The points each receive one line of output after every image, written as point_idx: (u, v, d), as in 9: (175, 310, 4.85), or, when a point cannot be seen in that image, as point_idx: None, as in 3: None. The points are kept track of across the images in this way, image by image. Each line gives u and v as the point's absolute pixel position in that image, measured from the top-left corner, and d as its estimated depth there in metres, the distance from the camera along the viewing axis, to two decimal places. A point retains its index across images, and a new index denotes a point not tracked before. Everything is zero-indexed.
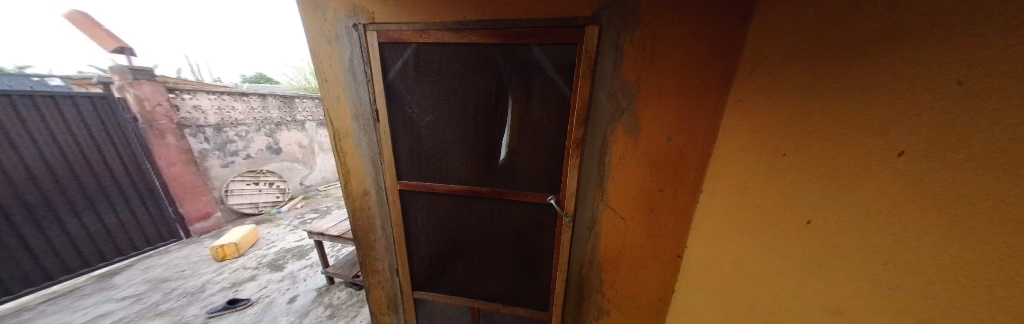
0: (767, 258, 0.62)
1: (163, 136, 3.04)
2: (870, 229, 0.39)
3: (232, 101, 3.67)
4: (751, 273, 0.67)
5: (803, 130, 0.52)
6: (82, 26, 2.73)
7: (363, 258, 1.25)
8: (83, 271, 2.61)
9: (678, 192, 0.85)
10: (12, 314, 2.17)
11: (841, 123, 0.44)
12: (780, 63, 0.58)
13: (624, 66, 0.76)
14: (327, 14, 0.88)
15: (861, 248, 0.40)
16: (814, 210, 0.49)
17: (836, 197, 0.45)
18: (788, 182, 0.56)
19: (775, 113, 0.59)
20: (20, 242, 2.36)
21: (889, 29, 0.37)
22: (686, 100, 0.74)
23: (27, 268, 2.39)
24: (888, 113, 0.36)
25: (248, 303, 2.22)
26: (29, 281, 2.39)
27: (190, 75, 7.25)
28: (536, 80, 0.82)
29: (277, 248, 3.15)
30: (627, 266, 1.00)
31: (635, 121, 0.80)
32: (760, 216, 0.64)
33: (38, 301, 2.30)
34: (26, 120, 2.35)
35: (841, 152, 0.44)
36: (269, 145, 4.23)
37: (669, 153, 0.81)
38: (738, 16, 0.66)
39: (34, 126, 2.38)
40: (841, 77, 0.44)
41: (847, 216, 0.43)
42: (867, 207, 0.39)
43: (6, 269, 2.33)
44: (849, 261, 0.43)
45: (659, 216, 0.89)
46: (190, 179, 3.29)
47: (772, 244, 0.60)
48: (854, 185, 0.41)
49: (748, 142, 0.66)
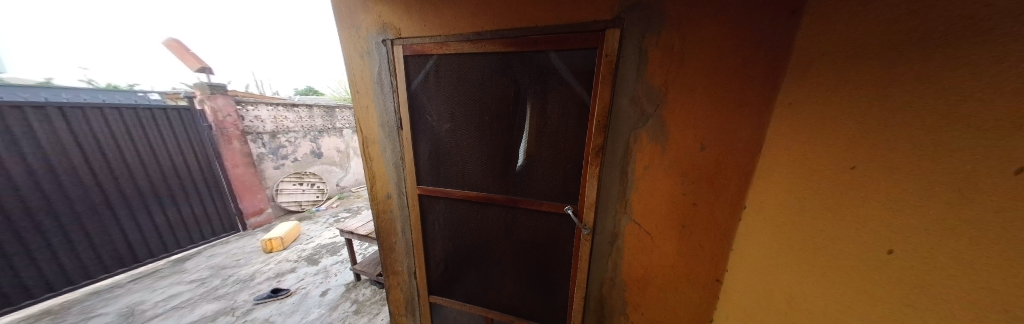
0: (833, 292, 0.51)
1: (230, 141, 3.58)
2: (968, 269, 0.31)
3: (285, 111, 4.22)
4: (812, 309, 0.56)
5: (875, 140, 0.43)
6: (176, 51, 3.35)
7: (385, 259, 1.30)
8: (163, 256, 3.10)
9: (714, 207, 0.75)
10: (108, 289, 2.61)
11: (924, 131, 0.36)
12: (843, 62, 0.49)
13: (649, 69, 0.71)
14: (360, 32, 0.96)
15: (956, 291, 0.32)
16: (893, 236, 0.40)
17: (921, 224, 0.36)
18: (858, 202, 0.46)
19: (836, 121, 0.50)
20: (119, 231, 2.78)
21: (980, 19, 0.30)
22: (721, 105, 0.66)
23: (123, 252, 2.83)
24: (986, 120, 0.29)
25: (288, 293, 2.45)
26: (123, 262, 2.84)
27: (257, 89, 8.62)
28: (553, 87, 0.81)
29: (314, 243, 3.48)
30: (655, 287, 0.91)
31: (661, 127, 0.74)
32: (823, 240, 0.54)
33: (128, 280, 2.76)
34: (131, 128, 2.86)
35: (926, 168, 0.36)
36: (312, 150, 4.75)
37: (702, 164, 0.73)
38: (786, 10, 0.58)
39: (137, 133, 2.90)
40: (922, 79, 0.37)
41: (941, 246, 0.34)
42: (965, 240, 0.31)
43: (108, 254, 2.74)
44: (938, 305, 0.34)
45: (692, 233, 0.80)
46: (249, 179, 3.82)
47: (837, 275, 0.51)
48: (945, 210, 0.33)
49: (806, 153, 0.57)
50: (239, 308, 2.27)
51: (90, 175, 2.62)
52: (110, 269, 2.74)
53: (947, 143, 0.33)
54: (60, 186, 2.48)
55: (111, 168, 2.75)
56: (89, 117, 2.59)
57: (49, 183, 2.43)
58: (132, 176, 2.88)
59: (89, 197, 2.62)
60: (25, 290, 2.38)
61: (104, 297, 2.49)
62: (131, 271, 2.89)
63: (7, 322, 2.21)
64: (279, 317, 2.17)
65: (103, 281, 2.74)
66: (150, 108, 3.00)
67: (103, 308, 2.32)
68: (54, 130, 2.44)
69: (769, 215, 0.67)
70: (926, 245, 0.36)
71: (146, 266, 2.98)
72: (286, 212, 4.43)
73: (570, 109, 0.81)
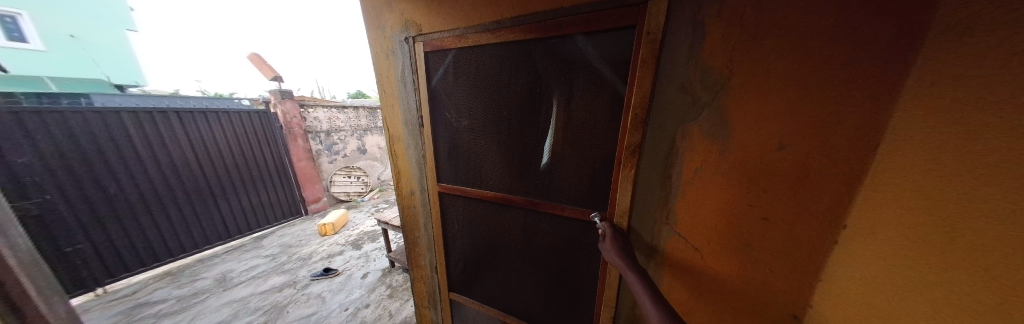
0: None
1: (296, 139, 4.24)
2: None
3: (337, 113, 4.87)
4: None
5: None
6: (257, 63, 4.04)
7: (410, 252, 1.36)
8: (248, 233, 3.85)
9: (798, 226, 0.56)
10: (210, 258, 3.32)
11: None
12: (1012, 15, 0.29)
13: (707, 49, 0.56)
14: (386, 31, 0.98)
15: None
16: None
17: None
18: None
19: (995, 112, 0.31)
20: (218, 211, 3.52)
21: None
22: (817, 87, 0.46)
23: (221, 228, 3.57)
24: None
25: (336, 273, 2.79)
26: (222, 236, 3.59)
27: (319, 94, 10.15)
28: (580, 79, 0.71)
29: (359, 230, 3.91)
30: (701, 313, 0.75)
31: (720, 120, 0.59)
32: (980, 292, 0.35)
33: (225, 251, 3.49)
34: (224, 128, 3.56)
35: None
36: (357, 146, 5.38)
37: (778, 169, 0.54)
38: None
39: (228, 132, 3.60)
40: None
41: None
42: None
43: (212, 229, 3.49)
44: None
45: (760, 256, 0.63)
46: (310, 172, 4.50)
47: None
48: None
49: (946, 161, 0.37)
50: (299, 282, 2.67)
51: (198, 165, 3.36)
52: (210, 242, 3.47)
53: None
54: (177, 172, 3.22)
55: (212, 161, 3.48)
56: (196, 119, 3.32)
57: (171, 171, 3.17)
58: (226, 167, 3.60)
59: (195, 182, 3.35)
60: (153, 255, 3.06)
61: (208, 263, 3.19)
62: (227, 243, 3.64)
63: (145, 279, 2.95)
64: (329, 293, 2.48)
65: (209, 250, 3.50)
66: (238, 111, 3.69)
67: (207, 272, 2.97)
68: (173, 131, 3.16)
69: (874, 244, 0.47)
70: None
71: (236, 240, 3.73)
72: (337, 201, 5.10)
73: (602, 103, 0.70)
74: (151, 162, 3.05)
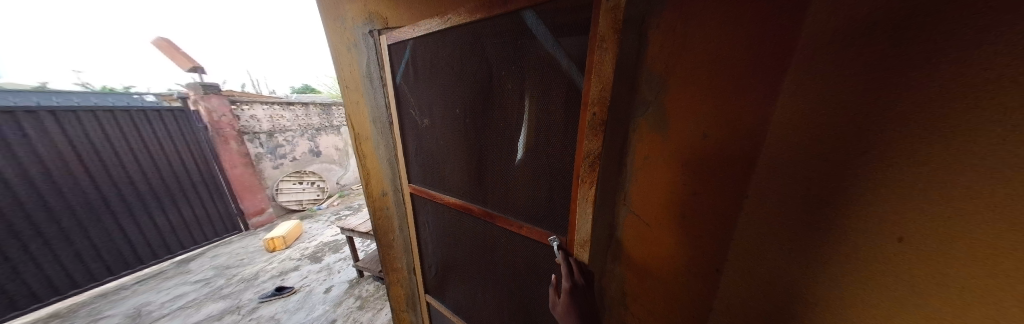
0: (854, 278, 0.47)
1: (227, 142, 3.68)
2: None
3: (281, 110, 4.27)
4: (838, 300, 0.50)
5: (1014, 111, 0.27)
6: (166, 50, 3.27)
7: (385, 255, 1.32)
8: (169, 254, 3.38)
9: (712, 202, 0.62)
10: (117, 291, 2.71)
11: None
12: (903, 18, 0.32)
13: (648, 54, 0.64)
14: (345, 23, 0.94)
15: None
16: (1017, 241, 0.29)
17: None
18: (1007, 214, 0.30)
19: (883, 104, 0.37)
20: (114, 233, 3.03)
21: None
22: (718, 78, 0.52)
23: (128, 251, 3.12)
24: None
25: (292, 291, 2.48)
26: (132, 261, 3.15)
27: (253, 89, 8.71)
28: (535, 77, 0.64)
29: (317, 241, 3.49)
30: (652, 286, 0.82)
31: (661, 114, 0.65)
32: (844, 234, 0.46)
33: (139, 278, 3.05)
34: (122, 131, 3.07)
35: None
36: (310, 148, 4.82)
37: (700, 152, 0.60)
38: None
39: (128, 135, 3.09)
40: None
41: None
42: None
43: (113, 253, 3.04)
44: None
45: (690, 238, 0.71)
46: (248, 179, 3.94)
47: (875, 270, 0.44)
48: None
49: (846, 137, 0.41)
50: (245, 307, 2.32)
51: (85, 179, 2.89)
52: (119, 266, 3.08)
53: None
54: (59, 189, 2.78)
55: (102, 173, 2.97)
56: (81, 122, 2.83)
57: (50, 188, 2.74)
58: (124, 180, 3.10)
59: (86, 199, 2.90)
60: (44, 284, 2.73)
61: (113, 298, 2.60)
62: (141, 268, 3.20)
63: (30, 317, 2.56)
64: (285, 314, 2.22)
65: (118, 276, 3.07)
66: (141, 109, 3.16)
67: (112, 310, 2.41)
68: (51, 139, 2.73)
69: (772, 217, 0.55)
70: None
71: (154, 264, 3.29)
72: (287, 211, 4.48)
73: (555, 109, 0.62)
74: (23, 177, 2.65)
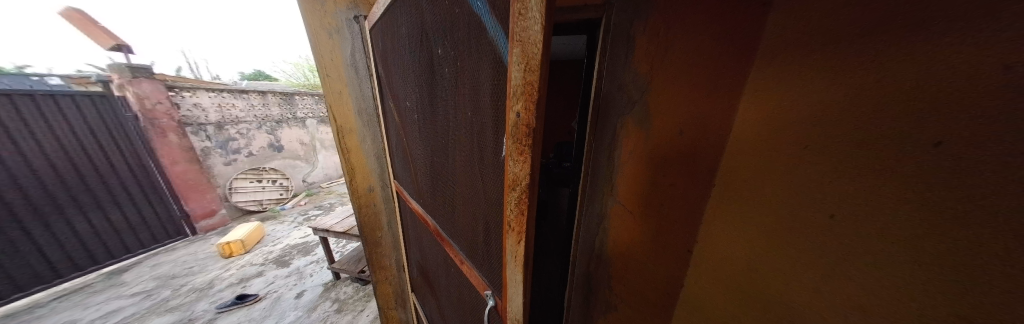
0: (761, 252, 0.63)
1: (164, 133, 3.60)
2: (927, 232, 0.37)
3: (232, 99, 4.24)
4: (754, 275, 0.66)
5: (1001, 103, 0.28)
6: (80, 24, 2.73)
7: (371, 254, 1.25)
8: (107, 261, 3.32)
9: (683, 190, 0.77)
10: (28, 311, 2.38)
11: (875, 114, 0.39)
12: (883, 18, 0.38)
13: (637, 58, 0.78)
14: (325, 6, 0.85)
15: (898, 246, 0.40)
16: (847, 209, 0.45)
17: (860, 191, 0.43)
18: (968, 204, 0.33)
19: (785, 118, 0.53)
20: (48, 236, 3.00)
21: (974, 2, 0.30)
22: (694, 91, 0.69)
23: (61, 255, 3.06)
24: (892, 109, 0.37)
25: (257, 298, 2.27)
26: (70, 266, 3.12)
27: (191, 73, 7.64)
28: (468, 58, 0.50)
29: (283, 244, 3.19)
30: (631, 264, 0.95)
31: (646, 113, 0.78)
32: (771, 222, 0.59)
33: (62, 292, 2.91)
34: (53, 129, 3.02)
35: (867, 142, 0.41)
36: (271, 143, 4.88)
37: (676, 147, 0.75)
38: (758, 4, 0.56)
39: (58, 133, 3.05)
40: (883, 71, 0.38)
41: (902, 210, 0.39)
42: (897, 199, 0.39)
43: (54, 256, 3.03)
44: (876, 265, 0.43)
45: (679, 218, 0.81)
46: (192, 177, 3.89)
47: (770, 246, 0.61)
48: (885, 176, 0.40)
49: (767, 142, 0.57)
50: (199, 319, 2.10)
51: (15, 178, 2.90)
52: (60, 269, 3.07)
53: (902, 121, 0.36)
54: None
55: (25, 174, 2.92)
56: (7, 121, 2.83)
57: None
58: (51, 180, 3.03)
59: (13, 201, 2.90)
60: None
61: (25, 318, 2.27)
62: (76, 278, 3.14)
63: None
64: None
65: (47, 289, 3.04)
66: (59, 100, 3.01)
67: None
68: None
69: (713, 202, 0.72)
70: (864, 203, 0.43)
71: (92, 273, 3.22)
72: (243, 213, 4.57)
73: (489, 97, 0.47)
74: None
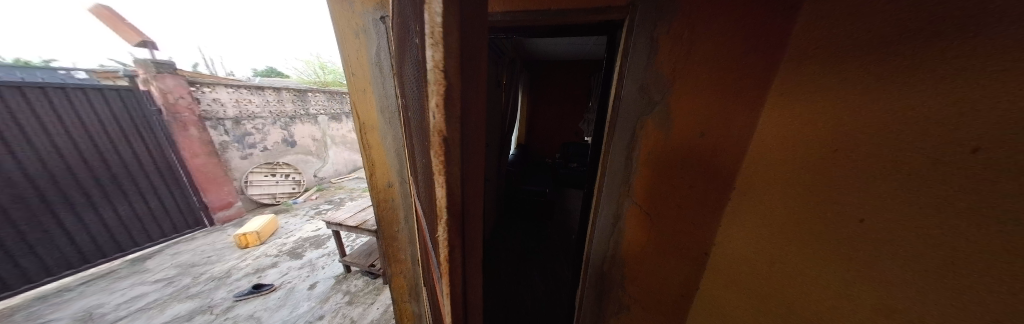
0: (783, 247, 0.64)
1: (186, 128, 3.36)
2: (933, 225, 0.38)
3: (248, 95, 3.94)
4: (776, 271, 0.66)
5: (984, 97, 0.31)
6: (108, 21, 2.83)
7: (387, 247, 1.30)
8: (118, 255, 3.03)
9: (710, 187, 0.81)
10: (58, 295, 2.47)
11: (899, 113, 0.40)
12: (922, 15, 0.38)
13: (659, 57, 0.78)
14: (354, 7, 0.89)
15: (910, 239, 0.40)
16: (867, 205, 0.46)
17: (882, 186, 0.43)
18: (945, 191, 0.36)
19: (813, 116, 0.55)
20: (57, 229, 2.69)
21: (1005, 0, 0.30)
22: (721, 92, 0.73)
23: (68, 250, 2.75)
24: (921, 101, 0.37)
25: (271, 288, 2.35)
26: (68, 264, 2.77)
27: (206, 70, 7.76)
28: (414, 51, 0.37)
29: (296, 237, 3.28)
30: (649, 262, 0.98)
31: (666, 114, 0.81)
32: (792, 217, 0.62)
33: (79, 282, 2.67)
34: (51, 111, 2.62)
35: (885, 137, 0.42)
36: (285, 138, 4.50)
37: (703, 146, 0.79)
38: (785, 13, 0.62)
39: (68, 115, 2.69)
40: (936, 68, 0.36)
41: (921, 202, 0.39)
42: (915, 191, 0.39)
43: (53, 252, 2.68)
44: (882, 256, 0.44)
45: (699, 216, 0.86)
46: (212, 170, 3.62)
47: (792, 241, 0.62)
48: (905, 171, 0.40)
49: (795, 141, 0.60)
50: (218, 306, 2.16)
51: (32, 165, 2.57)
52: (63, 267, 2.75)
53: (917, 116, 0.38)
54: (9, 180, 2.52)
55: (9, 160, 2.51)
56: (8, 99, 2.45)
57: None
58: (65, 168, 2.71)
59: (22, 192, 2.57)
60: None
61: (54, 302, 2.36)
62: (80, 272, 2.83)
63: None
64: (265, 312, 2.09)
65: (52, 283, 2.71)
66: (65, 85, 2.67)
67: (58, 312, 2.21)
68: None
69: (743, 199, 0.75)
70: (883, 198, 0.43)
71: (96, 267, 2.91)
72: (258, 206, 4.28)
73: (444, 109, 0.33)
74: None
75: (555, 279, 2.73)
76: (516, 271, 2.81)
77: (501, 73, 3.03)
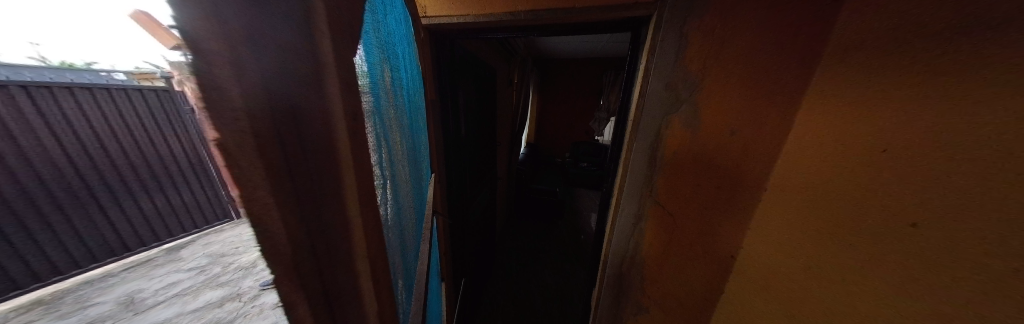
0: (813, 250, 0.63)
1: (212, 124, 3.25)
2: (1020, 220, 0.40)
3: None
4: (806, 275, 0.65)
5: None
6: None
7: None
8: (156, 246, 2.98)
9: (736, 192, 0.79)
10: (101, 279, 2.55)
11: (976, 113, 0.43)
12: (1005, 19, 0.42)
13: (688, 56, 0.81)
14: None
15: (992, 234, 0.42)
16: (929, 206, 0.47)
17: (954, 186, 0.45)
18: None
19: (856, 119, 0.56)
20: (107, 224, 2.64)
21: None
22: (753, 93, 0.73)
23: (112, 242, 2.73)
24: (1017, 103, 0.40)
25: None
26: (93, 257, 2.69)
27: None
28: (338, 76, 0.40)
29: None
30: (670, 264, 0.97)
31: (692, 114, 0.83)
32: (826, 220, 0.60)
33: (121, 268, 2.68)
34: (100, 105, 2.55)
35: (963, 141, 0.44)
36: None
37: (730, 148, 0.78)
38: (814, 19, 0.64)
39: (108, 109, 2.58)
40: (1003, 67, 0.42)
41: (1006, 199, 0.41)
42: (999, 188, 0.41)
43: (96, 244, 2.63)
44: (948, 255, 0.45)
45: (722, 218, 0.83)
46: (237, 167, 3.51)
47: (824, 244, 0.61)
48: (992, 168, 0.42)
49: (833, 143, 0.60)
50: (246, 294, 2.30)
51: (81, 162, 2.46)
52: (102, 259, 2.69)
53: (1010, 116, 0.41)
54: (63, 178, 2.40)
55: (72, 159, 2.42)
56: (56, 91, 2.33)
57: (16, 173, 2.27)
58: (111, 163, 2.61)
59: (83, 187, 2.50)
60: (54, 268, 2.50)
61: (99, 286, 2.45)
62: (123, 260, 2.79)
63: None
64: None
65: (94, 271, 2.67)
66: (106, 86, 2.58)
67: (101, 297, 2.33)
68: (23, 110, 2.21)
69: (766, 204, 0.74)
70: (953, 198, 0.45)
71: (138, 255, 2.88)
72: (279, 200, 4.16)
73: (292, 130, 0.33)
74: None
75: (566, 277, 2.77)
76: (525, 270, 2.82)
77: (512, 72, 3.05)
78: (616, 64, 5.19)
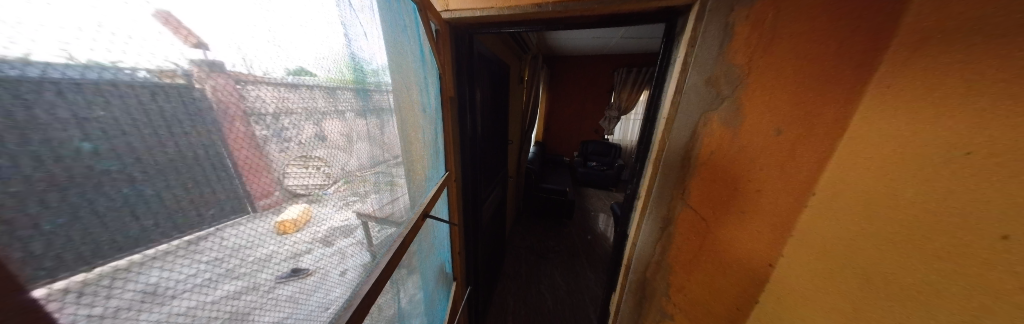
0: (872, 263, 0.55)
1: None
2: None
3: None
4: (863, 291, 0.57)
5: None
6: None
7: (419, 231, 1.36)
8: None
9: (779, 196, 0.73)
10: None
11: None
12: None
13: (733, 51, 0.84)
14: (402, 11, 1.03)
15: None
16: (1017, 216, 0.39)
17: None
18: None
19: (930, 113, 0.47)
20: None
21: None
22: (803, 89, 0.67)
23: None
24: None
25: None
26: None
27: None
28: None
29: None
30: (702, 268, 0.96)
31: (734, 112, 0.84)
32: (889, 231, 0.53)
33: None
34: None
35: None
36: None
37: (776, 149, 0.73)
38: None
39: None
40: None
41: None
42: None
43: None
44: None
45: (757, 227, 0.79)
46: None
47: (886, 257, 0.53)
48: None
49: (899, 142, 0.51)
50: None
51: None
52: None
53: None
54: None
55: None
56: None
57: None
58: None
59: None
60: None
61: None
62: None
63: None
64: None
65: None
66: None
67: None
68: None
69: (816, 212, 0.66)
70: None
71: None
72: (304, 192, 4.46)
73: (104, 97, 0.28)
74: None
75: (576, 277, 2.72)
76: (534, 270, 2.80)
77: (523, 69, 3.03)
78: (631, 60, 5.04)
